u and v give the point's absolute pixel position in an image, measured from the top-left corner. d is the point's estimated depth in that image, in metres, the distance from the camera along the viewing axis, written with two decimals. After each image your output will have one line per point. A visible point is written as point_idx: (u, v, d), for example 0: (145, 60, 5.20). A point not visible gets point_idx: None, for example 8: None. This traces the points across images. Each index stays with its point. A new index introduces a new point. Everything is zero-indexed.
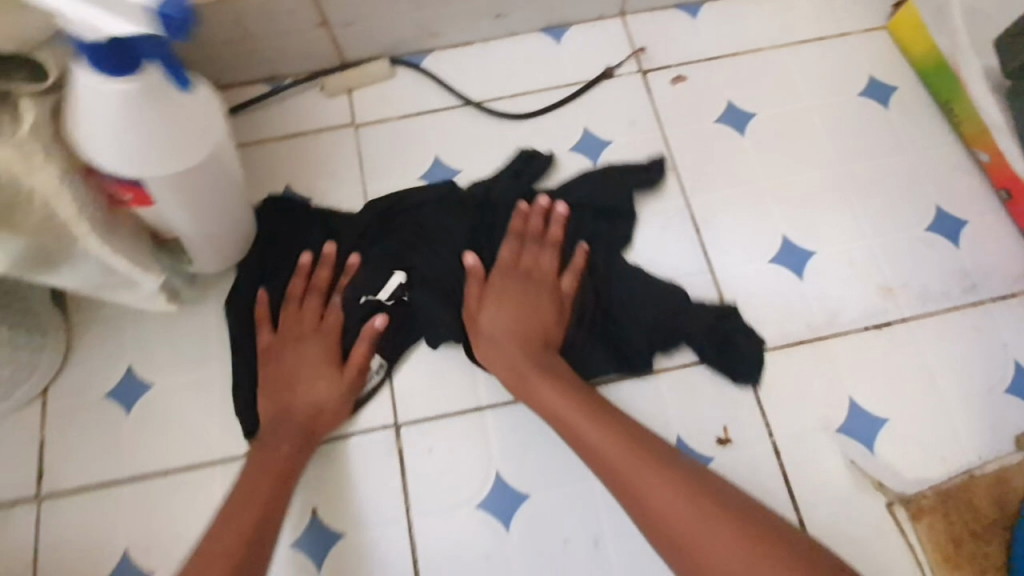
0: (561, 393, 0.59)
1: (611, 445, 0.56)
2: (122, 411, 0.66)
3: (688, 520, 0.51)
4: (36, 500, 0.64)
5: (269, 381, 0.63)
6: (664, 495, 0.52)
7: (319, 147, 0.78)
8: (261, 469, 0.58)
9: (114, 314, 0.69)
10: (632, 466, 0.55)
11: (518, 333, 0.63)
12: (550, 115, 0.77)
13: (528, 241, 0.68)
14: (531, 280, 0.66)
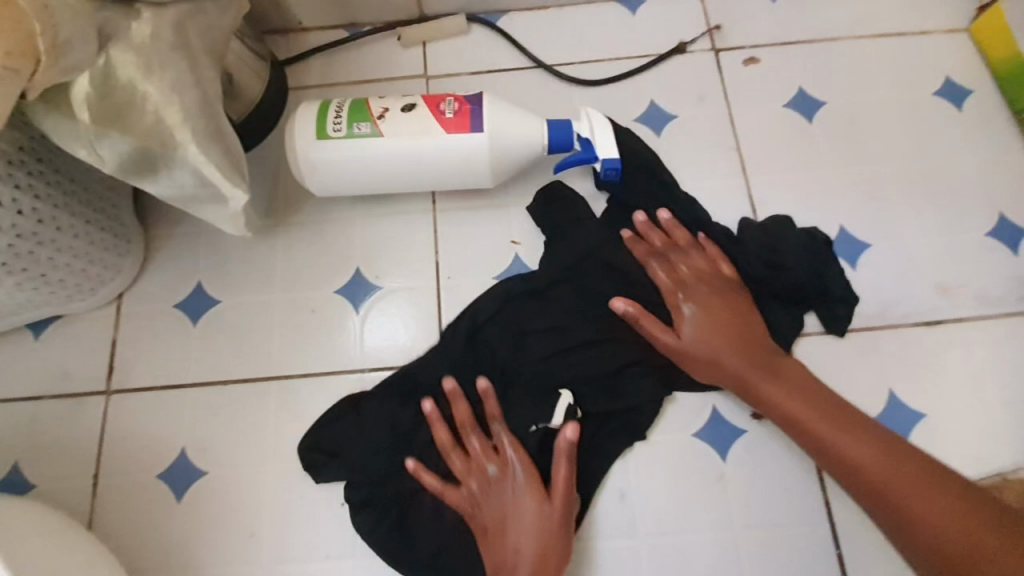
0: (747, 359, 0.63)
1: (804, 394, 0.61)
2: (190, 320, 0.71)
3: (870, 444, 0.59)
4: (105, 393, 0.69)
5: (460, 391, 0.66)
6: (861, 450, 0.58)
7: (389, 95, 0.80)
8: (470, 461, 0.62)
9: (191, 231, 0.74)
10: (812, 392, 0.61)
11: (725, 337, 0.64)
12: (619, 84, 0.78)
13: (671, 253, 0.68)
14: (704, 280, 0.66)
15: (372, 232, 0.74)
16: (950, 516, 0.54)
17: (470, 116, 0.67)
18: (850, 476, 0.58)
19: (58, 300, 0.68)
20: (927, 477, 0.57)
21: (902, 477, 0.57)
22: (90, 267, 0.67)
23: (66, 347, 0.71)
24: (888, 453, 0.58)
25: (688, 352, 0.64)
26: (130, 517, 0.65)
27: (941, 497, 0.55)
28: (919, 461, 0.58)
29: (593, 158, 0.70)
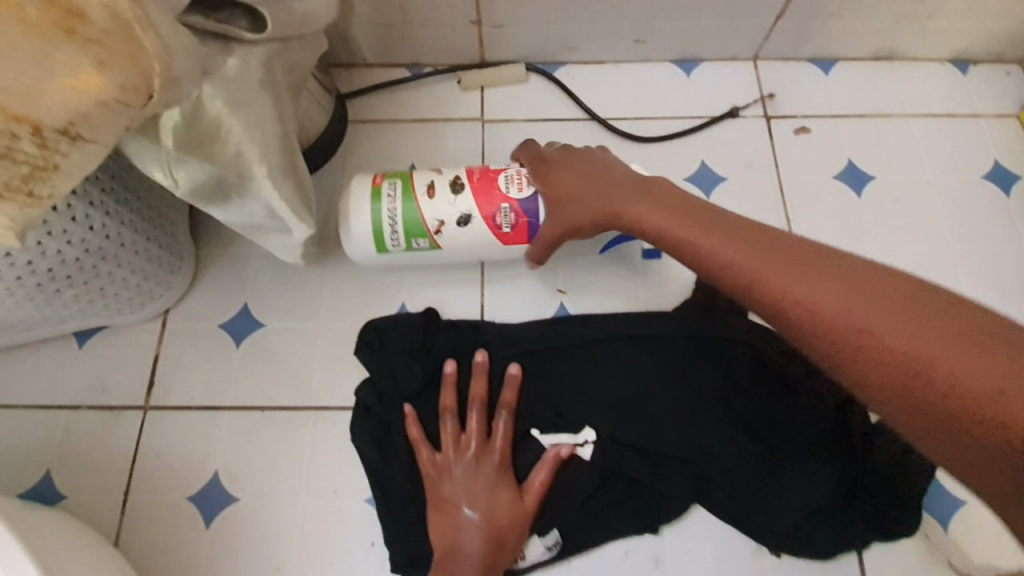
0: (823, 286, 0.43)
1: (727, 233, 0.51)
2: (233, 343, 0.72)
3: (824, 307, 0.42)
4: (143, 409, 0.69)
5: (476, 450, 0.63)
6: (911, 341, 0.38)
7: (446, 135, 0.82)
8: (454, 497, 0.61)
9: (241, 254, 0.75)
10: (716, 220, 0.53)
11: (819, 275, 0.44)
12: (671, 143, 0.80)
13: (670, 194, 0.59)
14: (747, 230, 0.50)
15: (420, 269, 0.75)
16: (905, 316, 0.39)
17: (528, 230, 0.65)
18: (796, 317, 0.43)
19: (107, 312, 0.68)
20: (875, 285, 0.42)
21: (875, 313, 0.40)
22: (145, 284, 0.67)
23: (108, 358, 0.71)
24: (824, 280, 0.43)
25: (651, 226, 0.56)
26: (156, 538, 0.65)
27: (893, 312, 0.39)
28: (946, 306, 0.39)
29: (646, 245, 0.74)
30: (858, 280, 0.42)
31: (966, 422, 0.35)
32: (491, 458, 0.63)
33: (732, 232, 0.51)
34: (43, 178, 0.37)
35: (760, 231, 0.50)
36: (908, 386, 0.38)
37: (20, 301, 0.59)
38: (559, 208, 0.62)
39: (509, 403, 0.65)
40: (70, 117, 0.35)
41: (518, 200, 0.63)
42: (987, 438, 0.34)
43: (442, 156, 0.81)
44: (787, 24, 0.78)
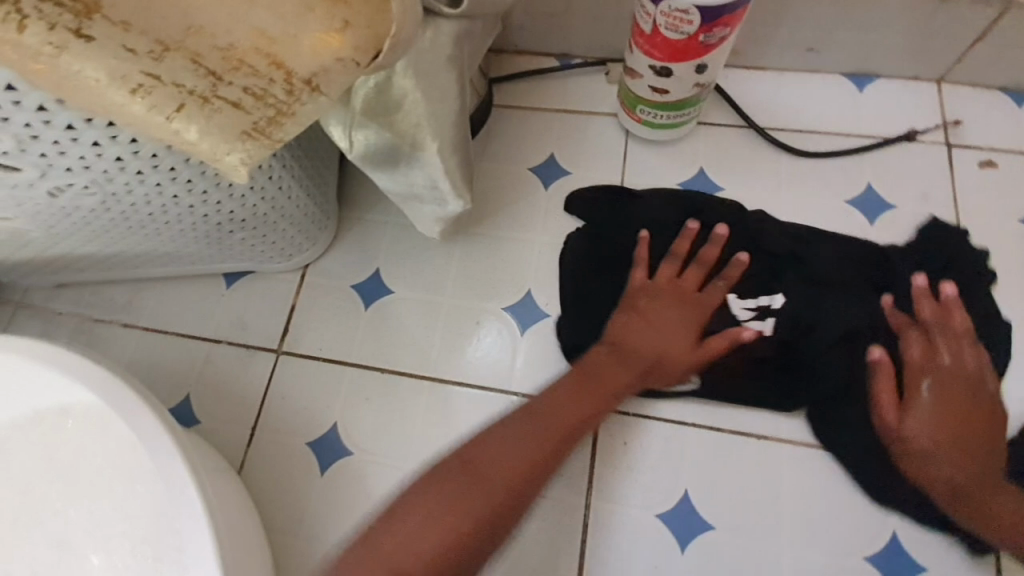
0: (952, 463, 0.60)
1: (661, 332, 0.66)
2: (362, 304, 0.75)
3: (993, 461, 0.61)
4: (275, 352, 0.73)
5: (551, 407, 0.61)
6: (926, 425, 0.62)
7: (590, 127, 0.80)
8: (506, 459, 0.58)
9: (380, 221, 0.78)
10: (652, 306, 0.67)
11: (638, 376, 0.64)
12: (833, 160, 0.75)
13: (642, 296, 0.68)
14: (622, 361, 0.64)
15: (548, 259, 0.74)
16: (1003, 517, 0.59)
17: (729, 20, 0.57)
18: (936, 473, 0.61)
19: (261, 256, 0.72)
20: (965, 447, 0.61)
21: (938, 427, 0.61)
22: (295, 237, 0.71)
23: (251, 301, 0.76)
24: (948, 432, 0.61)
25: (651, 290, 0.68)
26: (274, 475, 0.68)
27: (955, 448, 0.61)
28: (993, 479, 0.60)
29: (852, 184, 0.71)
30: (995, 476, 0.60)
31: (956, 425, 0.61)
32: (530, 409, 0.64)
33: (668, 320, 0.66)
34: (282, 122, 0.40)
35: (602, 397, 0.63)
36: (956, 429, 0.61)
37: (199, 239, 0.64)
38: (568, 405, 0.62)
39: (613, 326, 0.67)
40: (316, 68, 0.37)
41: (702, 23, 0.57)
42: (942, 449, 0.61)
43: (583, 148, 0.80)
44: (989, 45, 0.71)
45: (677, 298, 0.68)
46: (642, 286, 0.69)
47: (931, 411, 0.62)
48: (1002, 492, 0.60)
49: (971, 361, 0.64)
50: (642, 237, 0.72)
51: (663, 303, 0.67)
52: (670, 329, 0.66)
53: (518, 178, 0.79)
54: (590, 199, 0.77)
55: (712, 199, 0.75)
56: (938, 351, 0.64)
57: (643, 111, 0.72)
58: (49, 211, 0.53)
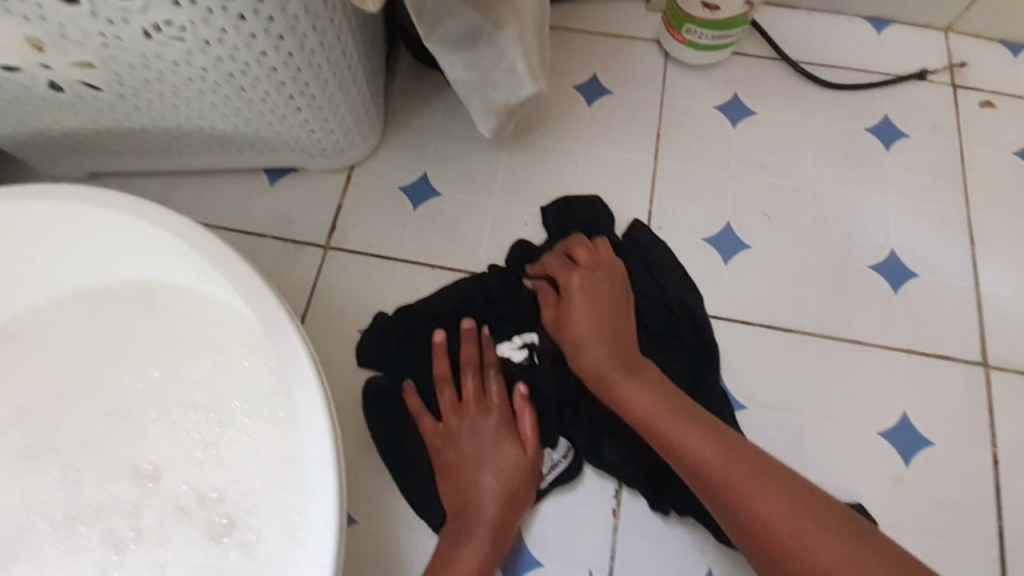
0: (778, 501, 0.52)
1: (460, 477, 0.62)
2: (410, 204, 0.76)
3: (772, 477, 0.54)
4: (323, 247, 0.74)
5: (455, 479, 0.62)
6: (775, 510, 0.52)
7: (631, 49, 0.83)
8: (498, 522, 0.60)
9: (428, 125, 0.79)
10: (457, 478, 0.62)
11: (598, 323, 0.63)
12: (854, 94, 0.81)
13: (573, 249, 0.69)
14: (597, 266, 0.67)
15: (593, 169, 0.77)
16: (845, 544, 0.50)
17: None
18: (780, 546, 0.51)
19: (311, 150, 0.72)
20: (810, 521, 0.51)
21: (616, 357, 0.61)
22: (350, 129, 0.71)
23: (296, 198, 0.75)
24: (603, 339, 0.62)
25: (444, 444, 0.63)
26: (326, 361, 0.69)
27: (815, 535, 0.51)
28: (829, 509, 0.52)
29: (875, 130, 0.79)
30: (797, 491, 0.53)
31: (769, 543, 0.52)
32: (499, 411, 0.64)
33: (479, 433, 0.63)
34: None
35: (605, 298, 0.65)
36: (788, 555, 0.51)
37: (261, 118, 0.64)
38: (579, 346, 0.63)
39: (489, 395, 0.65)
40: None
41: None
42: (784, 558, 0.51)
43: (625, 68, 0.82)
44: None
45: (450, 437, 0.63)
46: (581, 255, 0.68)
47: (624, 361, 0.61)
48: (816, 495, 0.53)
49: (591, 262, 0.68)
50: (409, 400, 0.65)
51: (450, 468, 0.62)
52: (462, 442, 0.63)
53: (563, 93, 0.80)
54: (631, 115, 0.80)
55: (746, 121, 0.80)
56: (572, 266, 0.68)
57: (691, 27, 0.76)
58: (128, 62, 0.54)
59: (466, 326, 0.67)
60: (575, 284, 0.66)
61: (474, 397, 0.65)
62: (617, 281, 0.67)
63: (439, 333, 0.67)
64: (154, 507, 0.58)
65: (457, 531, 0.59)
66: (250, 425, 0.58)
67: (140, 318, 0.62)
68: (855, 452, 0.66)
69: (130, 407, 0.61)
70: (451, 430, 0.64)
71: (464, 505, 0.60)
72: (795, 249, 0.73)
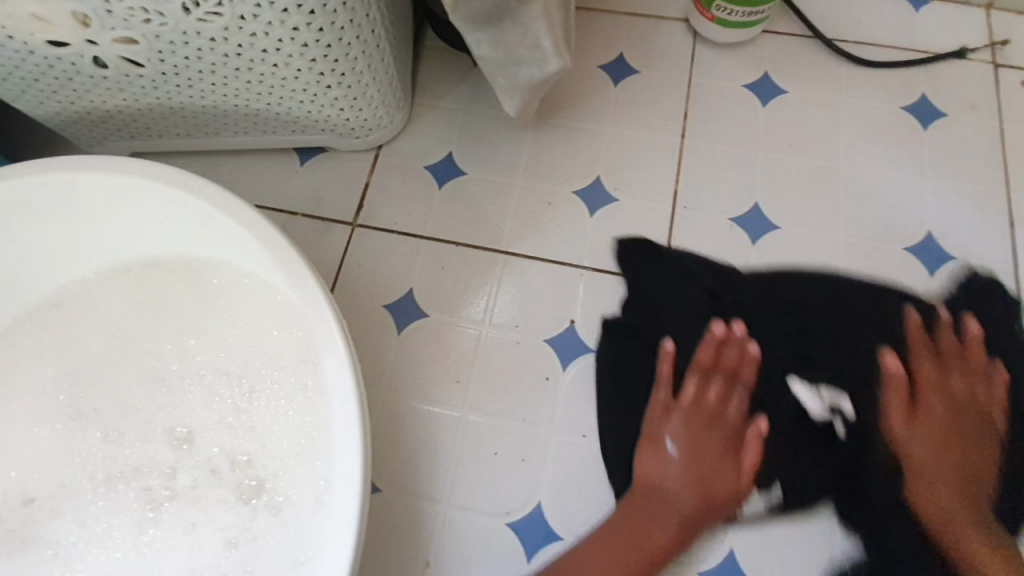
0: (951, 458, 0.62)
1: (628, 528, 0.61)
2: (435, 184, 0.77)
3: (964, 441, 0.63)
4: (350, 225, 0.75)
5: (650, 466, 0.62)
6: (938, 465, 0.62)
7: (659, 29, 0.82)
8: (653, 531, 0.60)
9: (454, 106, 0.79)
10: (652, 425, 0.64)
11: (690, 448, 0.63)
12: (890, 72, 0.78)
13: (723, 354, 0.66)
14: (717, 414, 0.64)
15: (618, 149, 0.77)
16: (958, 477, 0.62)
17: None
18: (934, 501, 0.62)
19: (341, 129, 0.73)
20: (962, 469, 0.62)
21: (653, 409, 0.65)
22: (379, 109, 0.72)
23: (325, 177, 0.77)
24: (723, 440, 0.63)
25: (654, 419, 0.65)
26: (352, 334, 0.70)
27: (962, 481, 0.62)
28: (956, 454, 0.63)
29: (912, 110, 0.77)
30: (977, 451, 0.63)
31: (937, 494, 0.62)
32: (685, 411, 0.64)
33: (670, 431, 0.64)
34: None
35: (709, 426, 0.64)
36: (942, 479, 0.62)
37: (293, 97, 0.65)
38: (650, 448, 0.63)
39: (688, 396, 0.65)
40: None
41: None
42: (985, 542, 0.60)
43: (652, 48, 0.81)
44: None
45: (686, 417, 0.64)
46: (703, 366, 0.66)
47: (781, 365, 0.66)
48: (984, 452, 0.63)
49: (732, 352, 0.66)
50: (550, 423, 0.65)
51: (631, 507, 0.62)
52: (697, 441, 0.63)
53: (589, 73, 0.80)
54: (658, 95, 0.79)
55: (777, 100, 0.78)
56: (710, 392, 0.65)
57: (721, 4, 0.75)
58: (168, 38, 0.56)
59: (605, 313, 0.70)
60: (694, 425, 0.64)
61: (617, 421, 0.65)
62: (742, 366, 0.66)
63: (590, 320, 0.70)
64: (189, 467, 0.60)
65: (650, 485, 0.62)
66: (280, 391, 0.60)
67: (178, 287, 0.64)
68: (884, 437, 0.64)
69: (167, 372, 0.63)
70: (664, 403, 0.65)
71: (652, 519, 0.60)
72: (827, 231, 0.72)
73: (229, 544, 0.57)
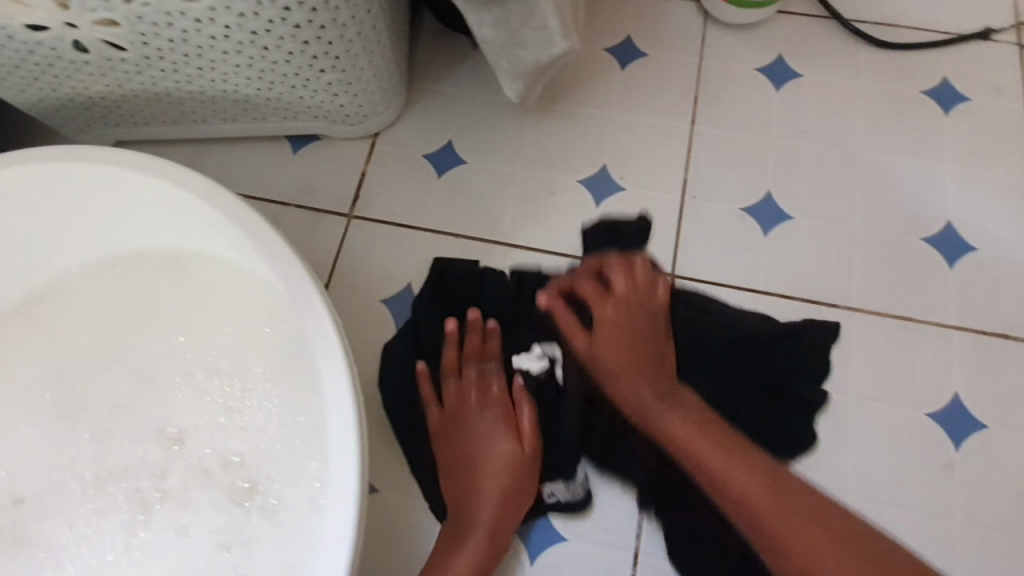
0: (779, 522, 0.50)
1: (448, 461, 0.61)
2: (434, 172, 0.74)
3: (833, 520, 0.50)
4: (346, 217, 0.72)
5: (610, 354, 0.59)
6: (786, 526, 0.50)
7: (668, 10, 0.78)
8: (706, 457, 0.54)
9: (453, 91, 0.76)
10: (619, 306, 0.60)
11: (624, 342, 0.59)
12: (911, 54, 0.75)
13: (611, 269, 0.61)
14: (641, 308, 0.60)
15: (624, 136, 0.73)
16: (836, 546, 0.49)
17: None
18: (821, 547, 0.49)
19: (334, 116, 0.70)
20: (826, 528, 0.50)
21: (627, 352, 0.59)
22: (374, 95, 0.69)
23: (320, 167, 0.74)
24: (768, 472, 0.53)
25: (621, 305, 0.60)
26: (348, 330, 0.68)
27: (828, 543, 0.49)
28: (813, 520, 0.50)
29: (932, 94, 0.73)
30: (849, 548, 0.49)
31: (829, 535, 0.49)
32: (630, 298, 0.60)
33: (632, 316, 0.60)
34: None
35: (639, 300, 0.60)
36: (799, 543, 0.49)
37: (286, 82, 0.62)
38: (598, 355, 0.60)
39: (620, 283, 0.60)
40: None
41: None
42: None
43: (662, 29, 0.78)
44: None
45: (628, 300, 0.60)
46: (616, 282, 0.61)
47: (650, 358, 0.59)
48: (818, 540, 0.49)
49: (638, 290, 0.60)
50: (419, 369, 0.65)
51: (450, 440, 0.61)
52: (637, 326, 0.59)
53: (594, 56, 0.77)
54: (666, 80, 0.75)
55: (792, 84, 0.74)
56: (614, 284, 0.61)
57: None
58: (151, 20, 0.53)
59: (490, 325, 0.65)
60: (625, 321, 0.59)
61: (474, 353, 0.65)
62: (646, 287, 0.60)
63: (473, 310, 0.66)
64: (180, 469, 0.59)
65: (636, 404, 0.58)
66: (273, 390, 0.58)
67: (167, 282, 0.62)
68: (897, 436, 0.62)
69: (156, 370, 0.61)
70: (628, 290, 0.60)
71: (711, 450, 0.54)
72: (842, 221, 0.69)
73: (222, 548, 0.56)
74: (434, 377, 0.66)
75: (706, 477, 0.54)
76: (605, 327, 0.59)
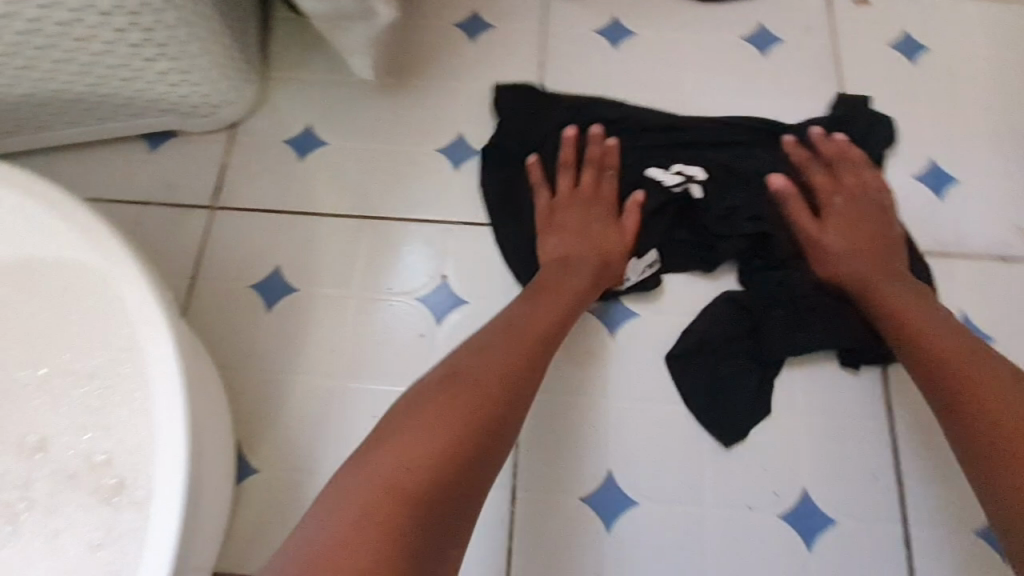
0: (938, 318, 0.59)
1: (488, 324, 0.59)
2: (296, 156, 0.75)
3: (974, 375, 0.54)
4: (209, 209, 0.72)
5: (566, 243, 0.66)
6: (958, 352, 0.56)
7: None
8: (881, 287, 0.62)
9: (309, 76, 0.77)
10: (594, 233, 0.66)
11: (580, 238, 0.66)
12: (731, 5, 0.82)
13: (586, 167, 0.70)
14: (591, 203, 0.68)
15: (478, 103, 0.77)
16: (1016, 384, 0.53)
17: None
18: (984, 431, 0.52)
19: (182, 108, 0.70)
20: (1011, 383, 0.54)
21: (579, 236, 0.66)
22: (219, 83, 0.69)
23: (177, 162, 0.74)
24: (952, 325, 0.59)
25: (556, 212, 0.68)
26: (219, 318, 0.67)
27: (993, 385, 0.53)
28: (996, 360, 0.56)
29: (752, 39, 0.80)
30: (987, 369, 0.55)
31: (965, 394, 0.54)
32: (609, 204, 0.68)
33: (589, 224, 0.66)
34: None
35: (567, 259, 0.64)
36: (994, 429, 0.51)
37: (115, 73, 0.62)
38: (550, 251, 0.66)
39: (606, 186, 0.69)
40: None
41: None
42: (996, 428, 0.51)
43: (507, 2, 0.82)
44: None
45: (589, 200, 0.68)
46: (586, 182, 0.69)
47: (864, 252, 0.64)
48: (989, 358, 0.55)
49: (608, 193, 0.69)
50: (528, 162, 0.71)
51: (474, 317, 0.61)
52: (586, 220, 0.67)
53: (445, 32, 0.80)
54: (514, 48, 0.79)
55: (628, 42, 0.80)
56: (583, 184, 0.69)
57: None
58: None
59: (569, 131, 0.70)
60: (565, 209, 0.68)
61: (596, 159, 0.70)
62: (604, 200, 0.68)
63: (568, 129, 0.70)
64: (43, 475, 0.57)
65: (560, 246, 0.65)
66: (131, 381, 0.57)
67: (14, 289, 0.60)
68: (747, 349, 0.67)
69: (10, 380, 0.59)
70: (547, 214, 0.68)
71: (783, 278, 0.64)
72: None
73: (92, 546, 0.55)
74: (546, 171, 0.72)
75: (898, 338, 0.60)
76: (559, 234, 0.67)
